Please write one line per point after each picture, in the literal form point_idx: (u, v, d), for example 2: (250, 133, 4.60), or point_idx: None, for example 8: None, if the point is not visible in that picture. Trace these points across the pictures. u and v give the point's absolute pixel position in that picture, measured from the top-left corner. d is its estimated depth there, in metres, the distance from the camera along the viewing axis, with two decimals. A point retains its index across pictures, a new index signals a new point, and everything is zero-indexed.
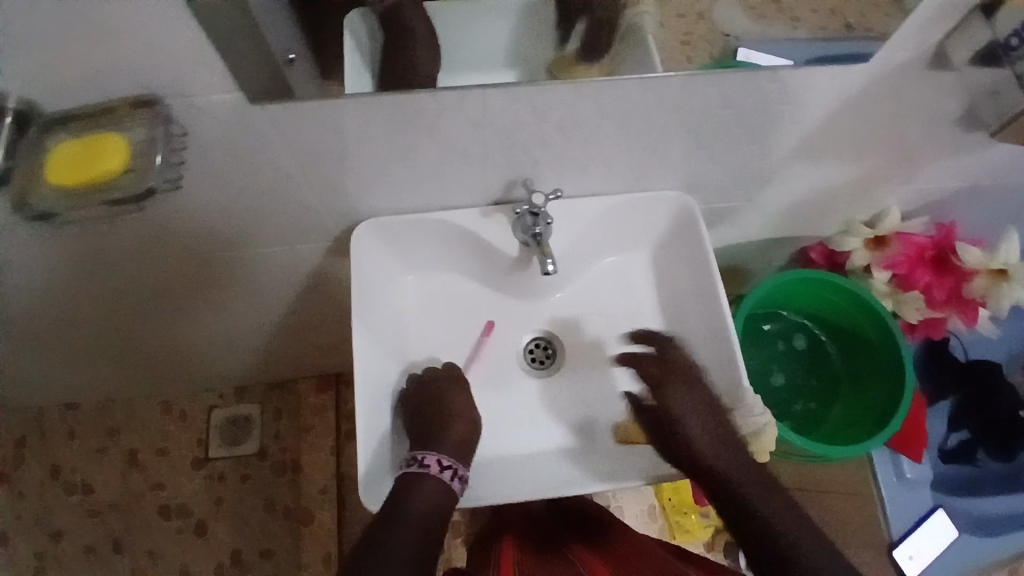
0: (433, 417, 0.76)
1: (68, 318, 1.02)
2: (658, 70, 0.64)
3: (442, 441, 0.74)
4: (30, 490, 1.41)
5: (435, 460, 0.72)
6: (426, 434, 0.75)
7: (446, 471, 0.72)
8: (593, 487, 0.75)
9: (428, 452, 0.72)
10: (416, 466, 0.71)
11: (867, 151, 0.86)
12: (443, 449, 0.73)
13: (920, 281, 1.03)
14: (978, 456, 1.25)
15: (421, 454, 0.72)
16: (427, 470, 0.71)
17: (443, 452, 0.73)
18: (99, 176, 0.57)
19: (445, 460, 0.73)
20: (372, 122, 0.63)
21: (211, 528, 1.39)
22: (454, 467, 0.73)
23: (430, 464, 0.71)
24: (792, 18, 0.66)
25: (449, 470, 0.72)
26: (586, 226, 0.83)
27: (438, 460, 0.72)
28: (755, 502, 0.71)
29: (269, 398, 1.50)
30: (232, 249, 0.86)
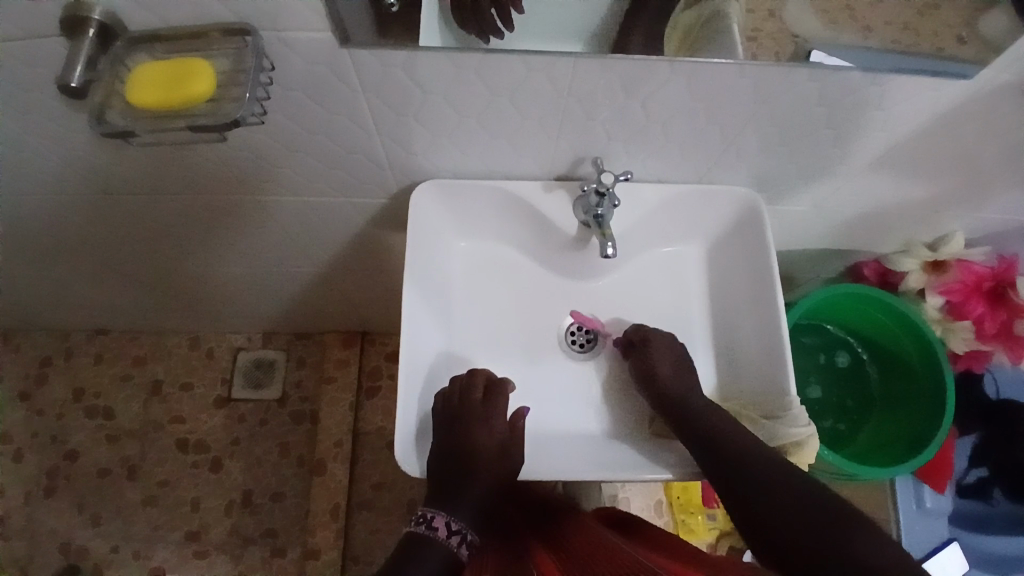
0: (467, 417, 0.75)
1: (110, 244, 1.03)
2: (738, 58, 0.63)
3: (453, 499, 0.73)
4: (50, 409, 1.45)
5: (444, 525, 0.72)
6: (441, 488, 0.73)
7: (454, 536, 0.71)
8: (626, 475, 0.73)
9: (437, 513, 0.72)
10: (424, 528, 0.71)
11: (945, 171, 0.83)
12: (454, 512, 0.72)
13: (972, 313, 1.00)
14: (993, 495, 1.20)
15: (432, 515, 0.72)
16: (435, 533, 0.71)
17: (453, 515, 0.72)
18: (185, 97, 0.56)
19: (454, 524, 0.72)
20: (456, 79, 0.62)
21: (225, 465, 1.42)
22: (463, 533, 0.72)
23: (438, 527, 0.71)
24: (863, 27, 0.67)
25: (457, 535, 0.72)
26: (648, 212, 0.82)
27: (446, 524, 0.72)
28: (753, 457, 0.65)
29: (294, 346, 1.51)
30: (285, 195, 0.86)
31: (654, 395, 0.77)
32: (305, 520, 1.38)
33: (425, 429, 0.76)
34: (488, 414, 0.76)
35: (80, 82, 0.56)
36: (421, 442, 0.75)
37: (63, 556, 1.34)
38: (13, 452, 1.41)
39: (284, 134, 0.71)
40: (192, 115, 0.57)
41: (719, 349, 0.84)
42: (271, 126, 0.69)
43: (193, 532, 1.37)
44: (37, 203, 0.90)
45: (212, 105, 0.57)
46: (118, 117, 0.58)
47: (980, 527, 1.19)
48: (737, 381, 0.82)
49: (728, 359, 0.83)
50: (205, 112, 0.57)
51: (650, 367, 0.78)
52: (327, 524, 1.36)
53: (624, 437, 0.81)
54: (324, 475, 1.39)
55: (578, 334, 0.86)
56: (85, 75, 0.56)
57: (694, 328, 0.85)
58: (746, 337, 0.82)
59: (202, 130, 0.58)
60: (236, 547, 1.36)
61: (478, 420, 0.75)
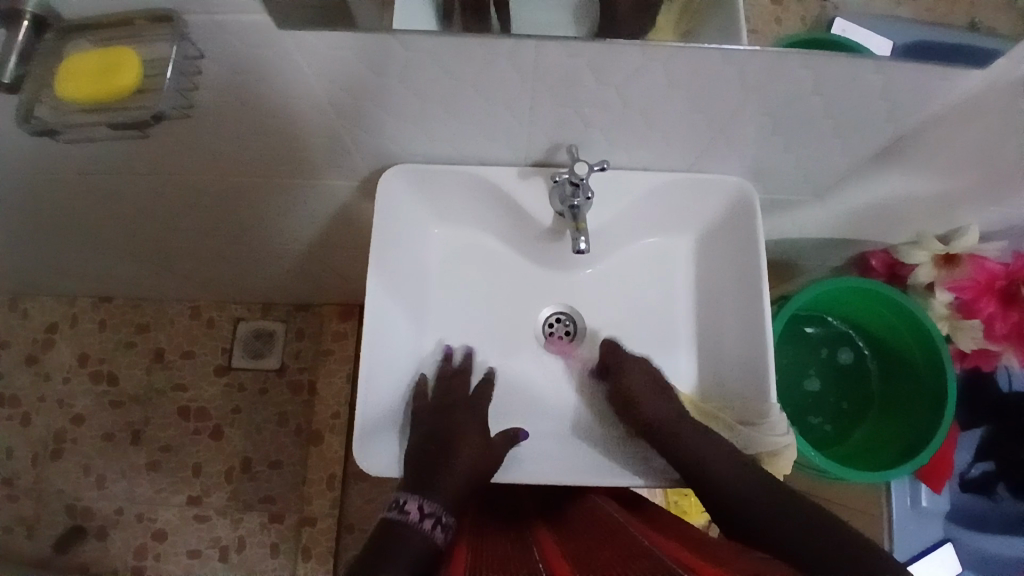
0: (441, 416, 0.74)
1: (96, 218, 1.02)
2: (743, 43, 0.57)
3: (428, 485, 0.67)
4: (56, 373, 1.47)
5: (417, 508, 0.63)
6: (415, 477, 0.68)
7: (428, 520, 0.63)
8: (598, 480, 0.72)
9: (410, 496, 0.65)
10: (396, 513, 0.63)
11: (962, 161, 0.76)
12: (429, 496, 0.65)
13: (983, 312, 0.94)
14: (997, 491, 1.16)
15: (404, 499, 0.65)
16: (407, 517, 0.62)
17: (426, 498, 0.65)
18: (109, 92, 0.54)
19: (428, 506, 0.64)
20: (415, 64, 0.58)
21: (225, 433, 1.44)
22: (437, 516, 0.64)
23: (410, 511, 0.63)
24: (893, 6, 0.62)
25: (431, 517, 0.63)
26: (632, 201, 0.77)
27: (419, 507, 0.63)
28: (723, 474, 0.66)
29: (293, 318, 1.51)
30: (262, 175, 0.83)
31: (632, 421, 0.75)
32: (302, 488, 1.40)
33: (388, 422, 0.74)
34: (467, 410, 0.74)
35: (11, 79, 0.54)
36: (386, 436, 0.74)
37: (70, 516, 1.38)
38: (21, 415, 1.45)
39: (242, 119, 0.67)
40: (117, 109, 0.56)
41: (702, 346, 0.80)
42: (226, 112, 0.66)
43: (195, 497, 1.40)
44: (14, 178, 0.89)
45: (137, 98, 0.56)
46: (44, 112, 0.57)
47: (979, 525, 1.15)
48: (720, 382, 0.79)
49: (711, 357, 0.80)
50: (127, 106, 0.56)
51: (625, 390, 0.76)
52: (324, 493, 1.39)
53: (601, 434, 0.79)
54: (321, 446, 1.42)
55: (557, 326, 0.83)
56: (16, 71, 0.54)
57: (677, 323, 0.81)
58: (730, 335, 0.78)
59: (123, 126, 0.57)
60: (236, 512, 1.39)
61: (457, 415, 0.73)
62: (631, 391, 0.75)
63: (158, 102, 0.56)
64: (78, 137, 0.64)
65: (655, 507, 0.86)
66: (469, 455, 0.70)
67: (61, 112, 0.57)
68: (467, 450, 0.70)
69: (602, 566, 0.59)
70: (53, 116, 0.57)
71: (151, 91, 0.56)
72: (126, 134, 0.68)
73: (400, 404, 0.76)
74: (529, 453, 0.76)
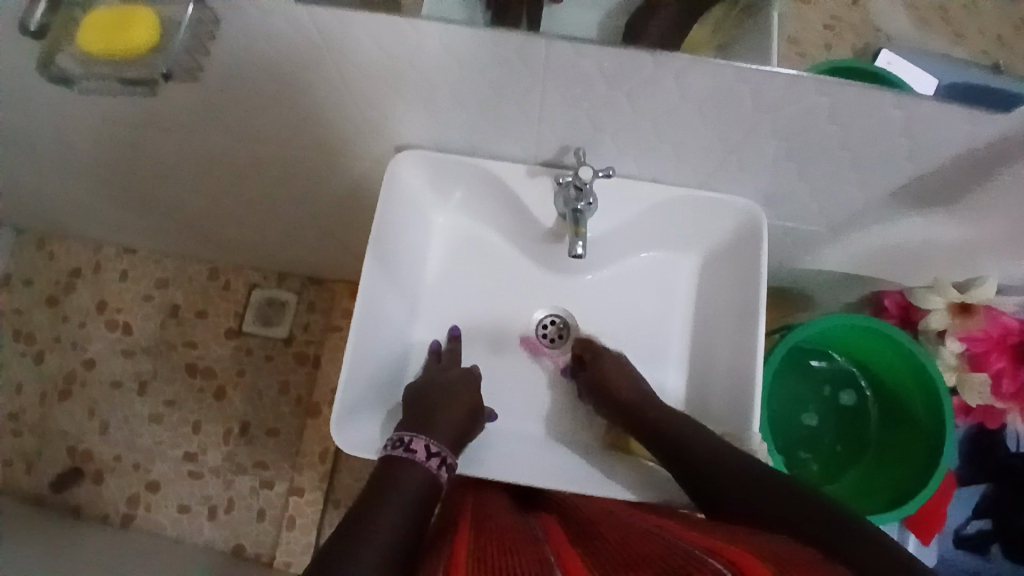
0: (428, 398, 0.72)
1: (123, 172, 1.06)
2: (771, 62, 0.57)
3: (429, 425, 0.68)
4: (75, 317, 1.53)
5: (423, 446, 0.65)
6: (414, 420, 0.69)
7: (433, 459, 0.64)
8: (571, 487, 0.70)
9: (415, 436, 0.66)
10: (401, 452, 0.64)
11: (982, 210, 0.74)
12: (433, 436, 0.67)
13: (993, 367, 0.91)
14: (990, 550, 1.12)
15: (410, 438, 0.66)
16: (414, 456, 0.63)
17: (432, 438, 0.66)
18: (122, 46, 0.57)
19: (434, 447, 0.65)
20: (428, 52, 0.59)
21: (227, 394, 1.47)
22: (442, 456, 0.65)
23: (417, 449, 0.64)
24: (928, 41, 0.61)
25: (436, 458, 0.64)
26: (638, 212, 0.76)
27: (425, 446, 0.65)
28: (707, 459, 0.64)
29: (306, 290, 1.53)
30: (278, 145, 0.84)
31: (614, 412, 0.75)
32: (295, 458, 1.43)
33: (368, 402, 0.74)
34: (453, 394, 0.72)
35: (36, 28, 0.58)
36: (364, 416, 0.74)
37: (71, 455, 1.43)
38: (38, 353, 1.50)
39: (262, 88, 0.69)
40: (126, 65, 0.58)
41: (692, 365, 0.80)
42: (244, 88, 0.68)
43: (190, 453, 1.43)
44: (47, 124, 0.92)
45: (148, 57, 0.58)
46: (60, 61, 0.60)
47: None
48: (705, 403, 0.78)
49: (700, 378, 0.79)
50: (139, 61, 0.58)
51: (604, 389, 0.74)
52: (314, 465, 1.40)
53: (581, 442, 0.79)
54: (318, 419, 1.44)
55: (551, 328, 0.83)
56: (42, 19, 0.58)
57: (670, 340, 0.81)
58: (721, 358, 0.77)
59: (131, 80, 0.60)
60: (228, 473, 1.42)
61: (450, 388, 0.73)
62: (610, 380, 0.75)
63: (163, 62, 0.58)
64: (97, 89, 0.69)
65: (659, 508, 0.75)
66: (453, 422, 0.69)
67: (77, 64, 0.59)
68: (445, 421, 0.69)
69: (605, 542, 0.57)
70: (71, 65, 0.59)
71: (159, 50, 0.58)
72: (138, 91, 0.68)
73: (383, 387, 0.77)
74: (502, 450, 0.76)
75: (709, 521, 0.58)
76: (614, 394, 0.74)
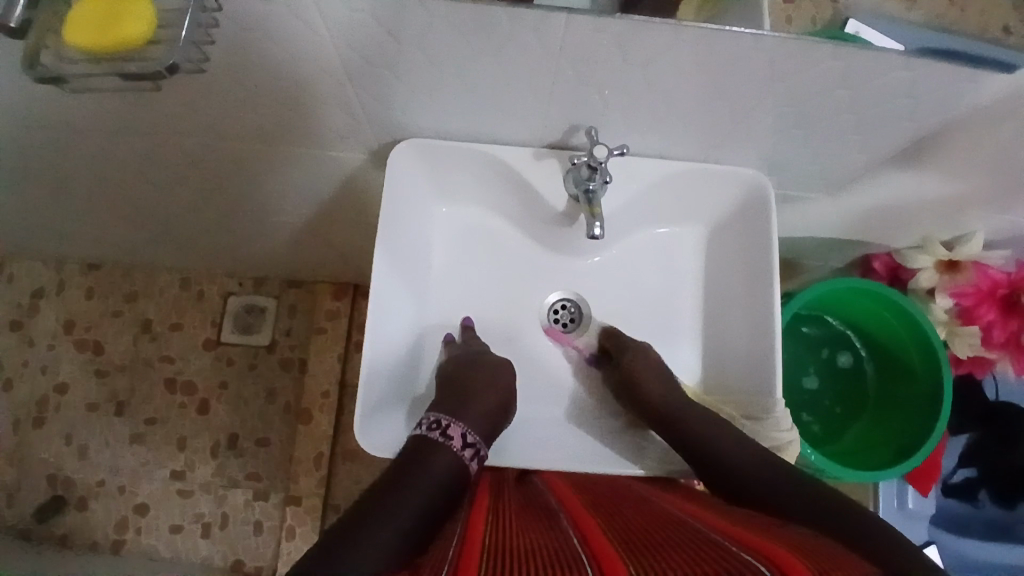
0: (454, 392, 0.70)
1: (92, 181, 1.00)
2: (765, 29, 0.56)
3: (464, 411, 0.68)
4: (41, 339, 1.44)
5: (459, 434, 0.65)
6: (449, 403, 0.69)
7: (468, 450, 0.64)
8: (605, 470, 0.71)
9: (453, 422, 0.66)
10: (437, 434, 0.64)
11: (975, 168, 0.76)
12: (468, 424, 0.67)
13: (982, 319, 0.95)
14: (979, 497, 1.17)
15: (446, 423, 0.66)
16: (450, 442, 0.64)
17: (468, 427, 0.66)
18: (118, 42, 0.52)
19: (469, 437, 0.65)
20: (438, 32, 0.56)
21: (212, 407, 1.41)
22: (476, 447, 0.65)
23: (453, 436, 0.64)
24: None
25: (471, 449, 0.65)
26: (646, 189, 0.76)
27: (462, 435, 0.65)
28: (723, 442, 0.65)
29: (285, 293, 1.48)
30: (263, 142, 0.80)
31: (639, 406, 0.73)
32: (289, 466, 1.38)
33: (387, 402, 0.73)
34: (486, 386, 0.71)
35: (17, 23, 0.52)
36: (386, 415, 0.72)
37: (51, 485, 1.35)
38: (4, 380, 1.41)
39: (253, 80, 0.65)
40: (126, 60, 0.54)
41: (706, 339, 0.80)
42: (238, 72, 0.64)
43: (179, 471, 1.37)
44: (5, 133, 0.85)
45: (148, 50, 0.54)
46: (49, 60, 0.55)
47: (960, 529, 1.16)
48: (723, 375, 0.78)
49: (715, 351, 0.80)
50: (140, 56, 0.54)
51: (621, 376, 0.74)
52: (310, 471, 1.36)
53: (604, 423, 0.78)
54: (310, 425, 1.38)
55: (562, 313, 0.82)
56: (22, 15, 0.52)
57: (683, 315, 0.81)
58: (735, 329, 0.78)
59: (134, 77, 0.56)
60: (220, 487, 1.37)
61: (484, 376, 0.72)
62: (624, 373, 0.74)
63: (170, 55, 0.54)
64: (86, 88, 0.62)
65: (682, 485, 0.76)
66: (486, 411, 0.69)
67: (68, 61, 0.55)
68: (476, 411, 0.68)
69: (628, 525, 0.57)
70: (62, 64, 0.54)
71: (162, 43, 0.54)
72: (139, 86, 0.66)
73: (403, 385, 0.75)
74: (527, 439, 0.76)
75: (735, 512, 0.58)
76: (641, 386, 0.73)
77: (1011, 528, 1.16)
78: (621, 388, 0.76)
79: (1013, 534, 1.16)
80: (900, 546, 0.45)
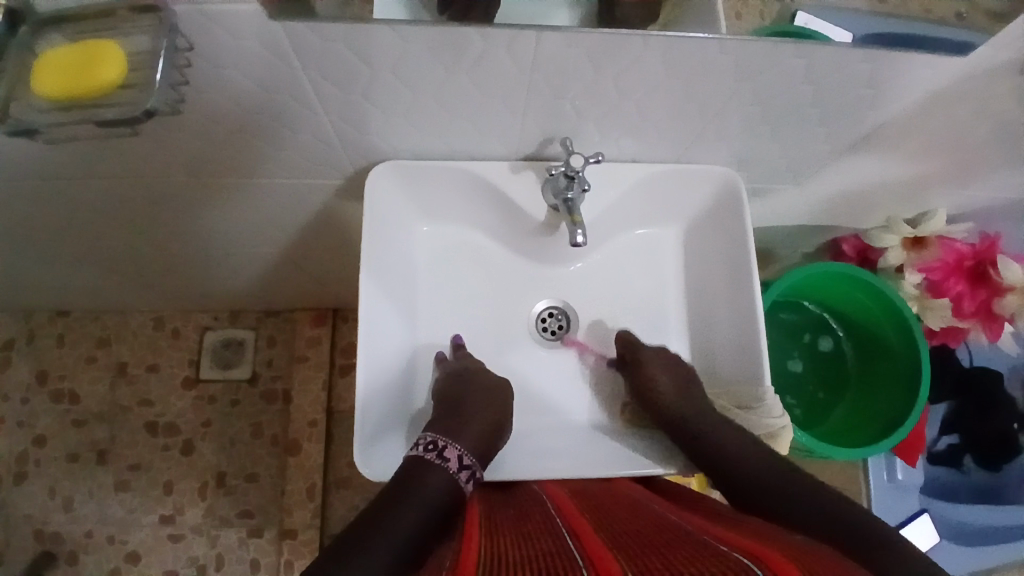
0: (451, 415, 0.70)
1: (60, 227, 0.97)
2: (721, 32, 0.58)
3: (460, 430, 0.68)
4: (14, 393, 1.39)
5: (456, 456, 0.65)
6: (445, 424, 0.69)
7: (464, 472, 0.65)
8: (610, 472, 0.72)
9: (450, 443, 0.66)
10: (433, 456, 0.64)
11: (934, 149, 0.80)
12: (464, 444, 0.67)
13: (951, 291, 0.98)
14: (965, 462, 1.20)
15: (442, 445, 0.66)
16: (446, 463, 0.64)
17: (465, 449, 0.66)
18: (90, 87, 0.51)
19: (466, 458, 0.66)
20: (410, 55, 0.57)
21: (198, 447, 1.38)
22: (472, 470, 0.66)
23: (450, 459, 0.65)
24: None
25: (467, 470, 0.65)
26: (624, 193, 0.77)
27: (458, 457, 0.65)
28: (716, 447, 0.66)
29: (264, 324, 1.45)
30: (234, 175, 0.79)
31: (644, 399, 0.75)
32: (281, 499, 1.35)
33: (383, 428, 0.72)
34: (475, 409, 0.70)
35: None
36: (384, 442, 0.71)
37: (38, 541, 1.30)
38: None
39: (221, 114, 0.64)
40: (98, 106, 0.52)
41: (693, 335, 0.82)
42: (210, 107, 0.63)
43: (169, 515, 1.33)
44: None
45: (121, 94, 0.53)
46: (19, 111, 0.53)
47: (950, 496, 1.19)
48: (714, 369, 0.80)
49: (704, 346, 0.81)
50: (113, 102, 0.52)
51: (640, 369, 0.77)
52: (304, 503, 1.32)
53: (600, 427, 0.79)
54: (299, 455, 1.35)
55: (550, 321, 0.82)
56: None
57: (668, 315, 0.82)
58: (721, 322, 0.80)
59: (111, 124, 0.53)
60: (212, 528, 1.33)
61: (476, 395, 0.71)
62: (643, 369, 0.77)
63: (146, 98, 0.53)
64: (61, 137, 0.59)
65: (666, 482, 0.79)
66: (482, 431, 0.69)
67: (37, 111, 0.53)
68: (473, 432, 0.68)
69: (619, 526, 0.58)
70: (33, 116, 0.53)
71: (137, 85, 0.52)
72: (115, 134, 0.64)
73: (399, 410, 0.75)
74: (529, 452, 0.76)
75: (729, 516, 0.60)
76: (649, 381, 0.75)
77: (997, 490, 1.20)
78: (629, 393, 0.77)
79: (999, 495, 1.20)
80: (881, 552, 0.49)
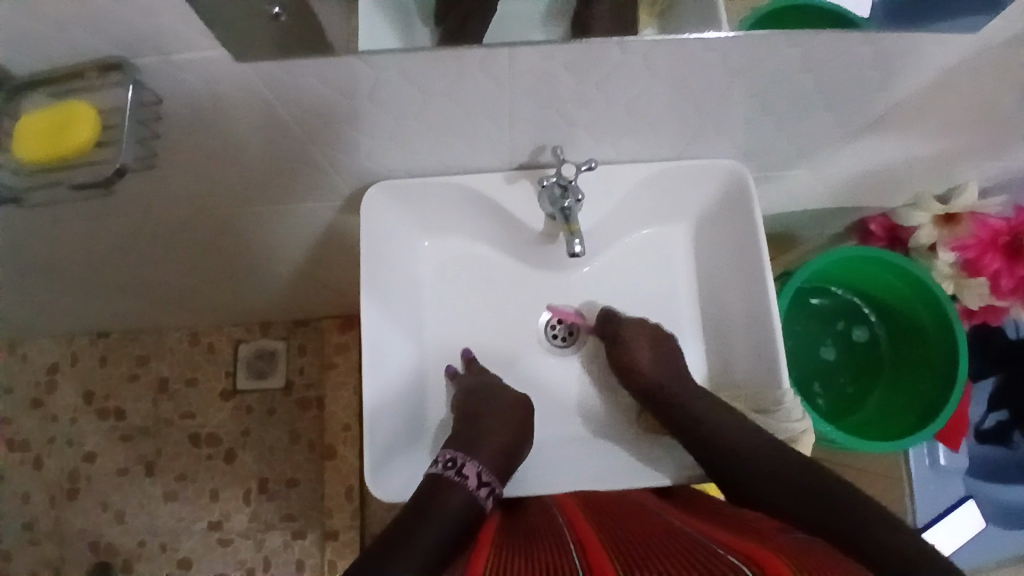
0: (468, 433, 0.70)
1: (84, 261, 1.00)
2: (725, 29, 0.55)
3: (477, 446, 0.68)
4: (63, 414, 1.46)
5: (475, 473, 0.66)
6: (464, 439, 0.70)
7: (484, 488, 0.65)
8: (630, 483, 0.72)
9: (468, 460, 0.66)
10: (453, 473, 0.65)
11: (960, 124, 0.75)
12: (484, 461, 0.67)
13: (988, 269, 0.92)
14: (1015, 438, 1.14)
15: (461, 461, 0.66)
16: (465, 482, 0.64)
17: (484, 464, 0.67)
18: (65, 149, 0.53)
19: (485, 474, 0.66)
20: (384, 83, 0.56)
21: (239, 456, 1.42)
22: (492, 485, 0.66)
23: (469, 475, 0.65)
24: None
25: (487, 486, 0.66)
26: (626, 195, 0.75)
27: (477, 473, 0.66)
28: (734, 452, 0.65)
29: (293, 334, 1.48)
30: (240, 203, 0.80)
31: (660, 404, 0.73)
32: (321, 503, 1.38)
33: (395, 448, 0.72)
34: (489, 425, 0.70)
35: None
36: (396, 462, 0.72)
37: (95, 553, 1.37)
38: (34, 459, 1.43)
39: (210, 150, 0.65)
40: (74, 166, 0.54)
41: (709, 335, 0.79)
42: (196, 147, 0.64)
43: (215, 522, 1.39)
44: None
45: (98, 152, 0.54)
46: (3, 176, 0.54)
47: (999, 476, 1.13)
48: (730, 371, 0.78)
49: (718, 346, 0.79)
50: (86, 161, 0.54)
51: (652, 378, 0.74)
52: (342, 506, 1.36)
53: (617, 433, 0.78)
54: (336, 460, 1.39)
55: (559, 327, 0.81)
56: None
57: (681, 315, 0.80)
58: (734, 321, 0.77)
59: (83, 186, 0.55)
60: (258, 533, 1.38)
61: (493, 410, 0.71)
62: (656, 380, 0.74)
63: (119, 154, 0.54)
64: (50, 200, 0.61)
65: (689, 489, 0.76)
66: (499, 447, 0.69)
67: (21, 174, 0.55)
68: (490, 449, 0.68)
69: (630, 531, 0.58)
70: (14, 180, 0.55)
71: (111, 142, 0.54)
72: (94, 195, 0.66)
73: (411, 428, 0.75)
74: (546, 463, 0.76)
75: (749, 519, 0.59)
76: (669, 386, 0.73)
77: None
78: (639, 395, 0.75)
79: None
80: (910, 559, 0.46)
